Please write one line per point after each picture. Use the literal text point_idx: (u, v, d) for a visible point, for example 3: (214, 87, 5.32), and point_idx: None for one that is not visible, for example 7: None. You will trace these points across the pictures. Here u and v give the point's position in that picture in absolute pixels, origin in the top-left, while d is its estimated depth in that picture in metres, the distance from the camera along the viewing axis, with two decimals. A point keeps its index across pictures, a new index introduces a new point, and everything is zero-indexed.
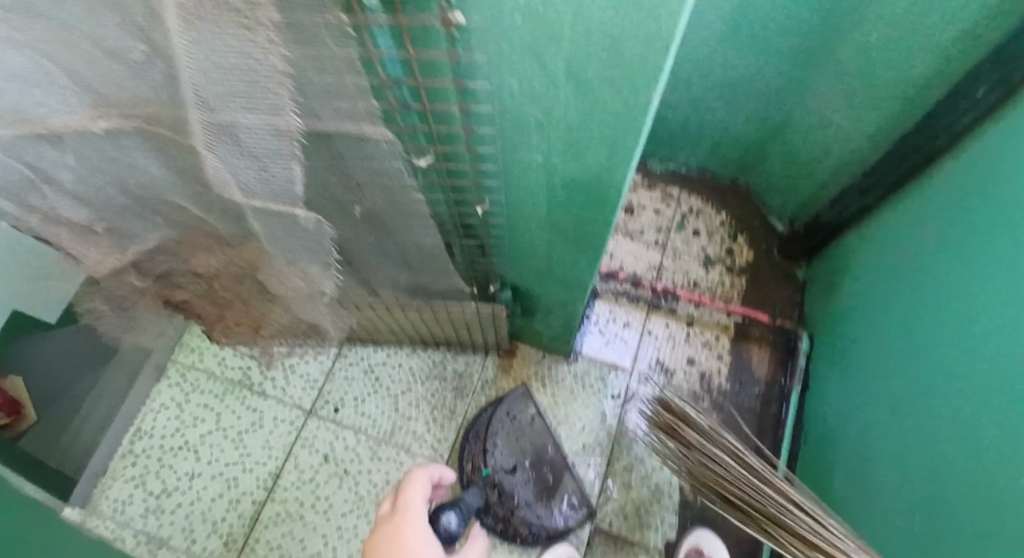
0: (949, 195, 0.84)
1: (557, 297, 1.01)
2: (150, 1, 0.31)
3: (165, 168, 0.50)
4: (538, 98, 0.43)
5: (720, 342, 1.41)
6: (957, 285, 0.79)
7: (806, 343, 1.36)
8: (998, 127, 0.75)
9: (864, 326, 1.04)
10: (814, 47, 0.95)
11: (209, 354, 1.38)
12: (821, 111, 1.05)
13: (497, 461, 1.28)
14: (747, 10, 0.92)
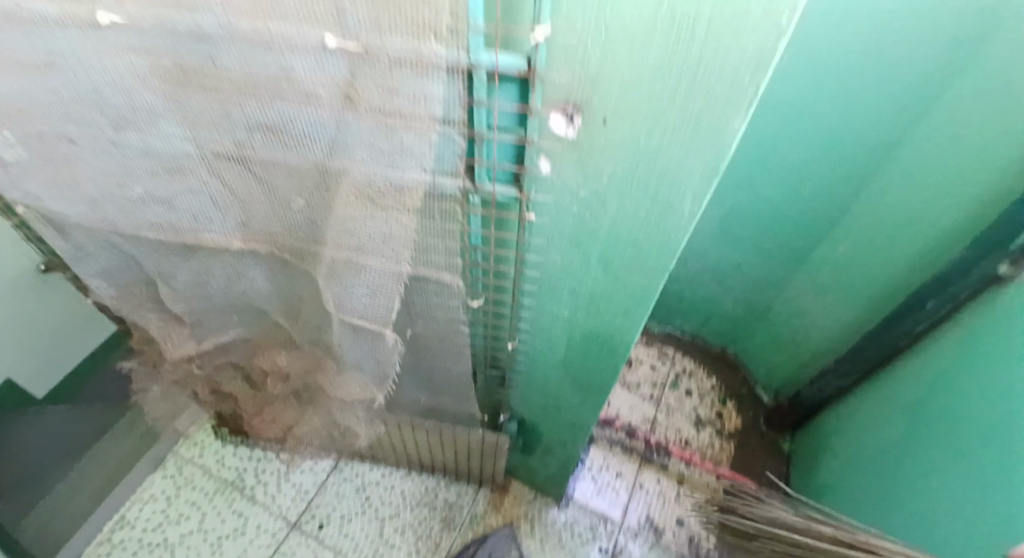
0: (913, 389, 0.94)
1: (557, 437, 1.08)
2: (327, 183, 0.45)
3: (268, 285, 0.62)
4: (571, 274, 0.56)
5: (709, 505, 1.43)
6: (923, 471, 0.86)
7: None
8: (950, 338, 0.88)
9: (844, 506, 1.08)
10: (795, 249, 1.13)
11: (210, 450, 1.39)
12: (800, 302, 1.21)
13: None
14: (740, 209, 1.11)
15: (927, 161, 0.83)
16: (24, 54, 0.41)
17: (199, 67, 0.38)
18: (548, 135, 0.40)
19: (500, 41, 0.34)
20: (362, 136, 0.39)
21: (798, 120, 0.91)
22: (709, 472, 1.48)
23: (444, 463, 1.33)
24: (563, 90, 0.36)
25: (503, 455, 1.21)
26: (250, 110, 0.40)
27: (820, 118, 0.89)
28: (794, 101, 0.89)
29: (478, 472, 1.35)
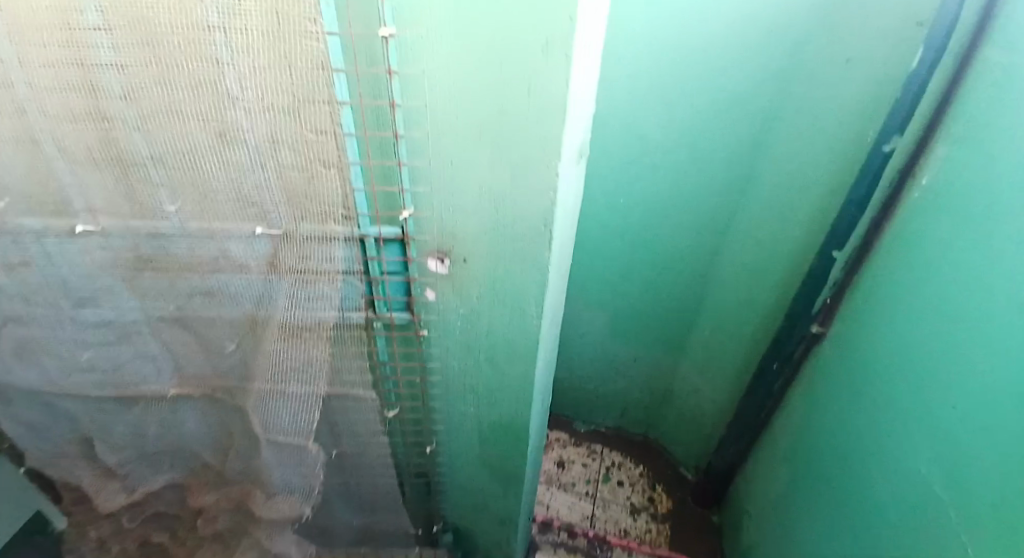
0: (781, 440, 1.09)
1: (492, 537, 1.13)
2: (257, 328, 0.56)
3: (201, 429, 0.68)
4: (470, 374, 0.68)
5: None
6: (798, 510, 0.98)
7: None
8: (793, 396, 1.04)
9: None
10: (673, 336, 1.32)
11: None
12: (692, 383, 1.37)
13: None
14: (618, 314, 1.30)
15: (738, 255, 1.07)
16: (2, 256, 0.51)
17: (154, 253, 0.50)
18: (427, 272, 0.55)
19: (381, 219, 0.49)
20: (284, 290, 0.52)
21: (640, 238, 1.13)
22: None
23: None
24: (432, 244, 0.52)
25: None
26: (194, 279, 0.52)
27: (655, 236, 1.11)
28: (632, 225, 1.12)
29: None
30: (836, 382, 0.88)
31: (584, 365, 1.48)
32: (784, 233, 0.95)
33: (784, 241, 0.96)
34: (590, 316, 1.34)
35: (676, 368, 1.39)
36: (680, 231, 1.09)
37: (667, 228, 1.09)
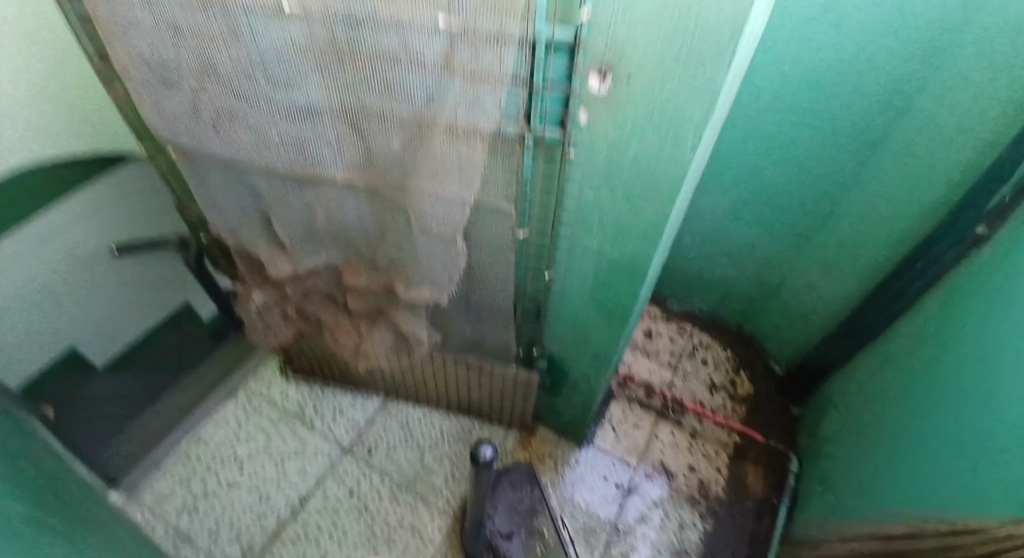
0: (909, 340, 1.05)
1: (583, 371, 1.23)
2: (421, 129, 0.60)
3: (359, 218, 0.77)
4: (604, 207, 0.70)
5: (720, 457, 1.57)
6: (913, 405, 0.98)
7: (796, 465, 1.49)
8: (940, 292, 1.00)
9: (846, 449, 1.21)
10: (808, 227, 1.25)
11: (275, 385, 1.76)
12: (813, 278, 1.33)
13: (497, 527, 1.43)
14: (752, 193, 1.26)
15: (918, 135, 0.97)
16: (208, 29, 0.58)
17: (344, 40, 0.54)
18: (587, 91, 0.55)
19: (558, 18, 0.49)
20: (455, 87, 0.54)
21: (809, 114, 1.06)
22: (721, 428, 1.61)
23: (483, 402, 1.51)
24: (598, 55, 0.51)
25: (534, 395, 1.37)
26: (373, 70, 0.56)
27: (828, 112, 1.04)
28: (805, 97, 1.04)
29: (509, 413, 1.54)
30: (1005, 284, 0.82)
31: (702, 244, 1.47)
32: (987, 104, 0.86)
33: (988, 114, 0.86)
34: (723, 194, 1.31)
35: (798, 264, 1.34)
36: (856, 107, 1.00)
37: (844, 101, 1.01)
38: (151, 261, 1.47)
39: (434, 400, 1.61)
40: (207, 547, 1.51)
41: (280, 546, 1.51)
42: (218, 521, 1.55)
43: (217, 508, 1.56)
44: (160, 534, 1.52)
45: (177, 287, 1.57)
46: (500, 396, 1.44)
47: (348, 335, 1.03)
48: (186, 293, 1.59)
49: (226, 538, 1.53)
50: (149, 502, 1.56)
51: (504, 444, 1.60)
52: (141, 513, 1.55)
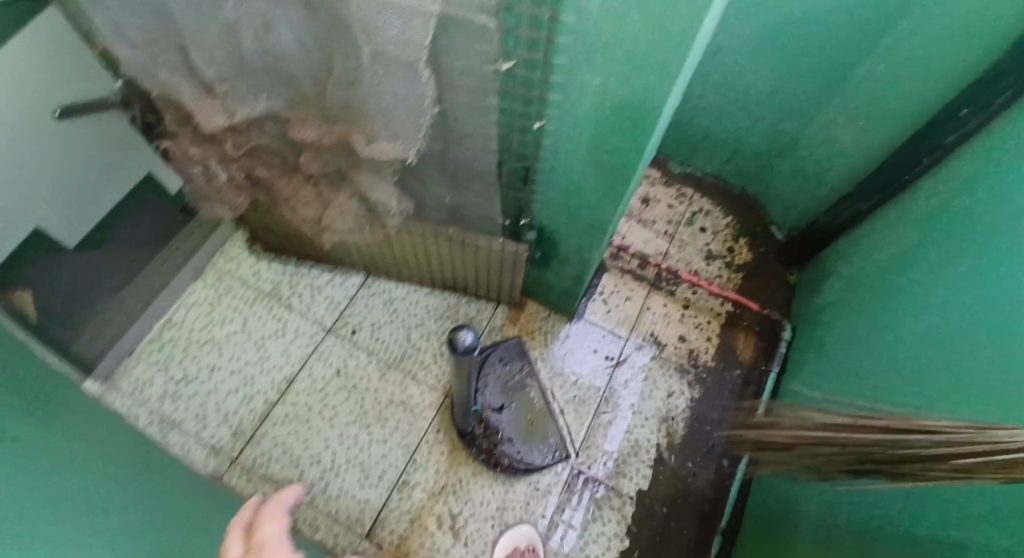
0: (950, 195, 0.94)
1: (576, 243, 1.12)
2: None
3: (297, 41, 0.65)
4: (613, 23, 0.56)
5: (712, 326, 1.52)
6: (950, 268, 0.89)
7: (789, 332, 1.47)
8: (987, 138, 0.88)
9: (850, 319, 1.15)
10: (841, 63, 1.12)
11: (245, 263, 1.64)
12: (836, 126, 1.23)
13: (486, 399, 1.43)
14: (781, 21, 1.11)
15: None
16: None
17: None
18: None
19: None
20: None
21: None
22: (715, 297, 1.55)
23: (468, 277, 1.42)
24: None
25: (522, 267, 1.27)
26: None
27: None
28: None
29: (496, 288, 1.45)
30: None
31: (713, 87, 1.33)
32: None
33: None
34: (744, 24, 1.16)
35: (826, 106, 1.22)
36: None
37: None
38: (100, 121, 1.30)
39: (416, 276, 1.51)
40: (195, 430, 1.49)
41: (271, 426, 1.50)
42: (203, 405, 1.52)
43: (200, 393, 1.53)
44: (145, 420, 1.49)
45: (137, 162, 1.44)
46: (485, 270, 1.34)
47: (307, 203, 0.95)
48: (144, 163, 1.45)
49: (214, 421, 1.51)
50: (127, 390, 1.51)
51: (491, 320, 1.54)
52: (119, 401, 1.50)
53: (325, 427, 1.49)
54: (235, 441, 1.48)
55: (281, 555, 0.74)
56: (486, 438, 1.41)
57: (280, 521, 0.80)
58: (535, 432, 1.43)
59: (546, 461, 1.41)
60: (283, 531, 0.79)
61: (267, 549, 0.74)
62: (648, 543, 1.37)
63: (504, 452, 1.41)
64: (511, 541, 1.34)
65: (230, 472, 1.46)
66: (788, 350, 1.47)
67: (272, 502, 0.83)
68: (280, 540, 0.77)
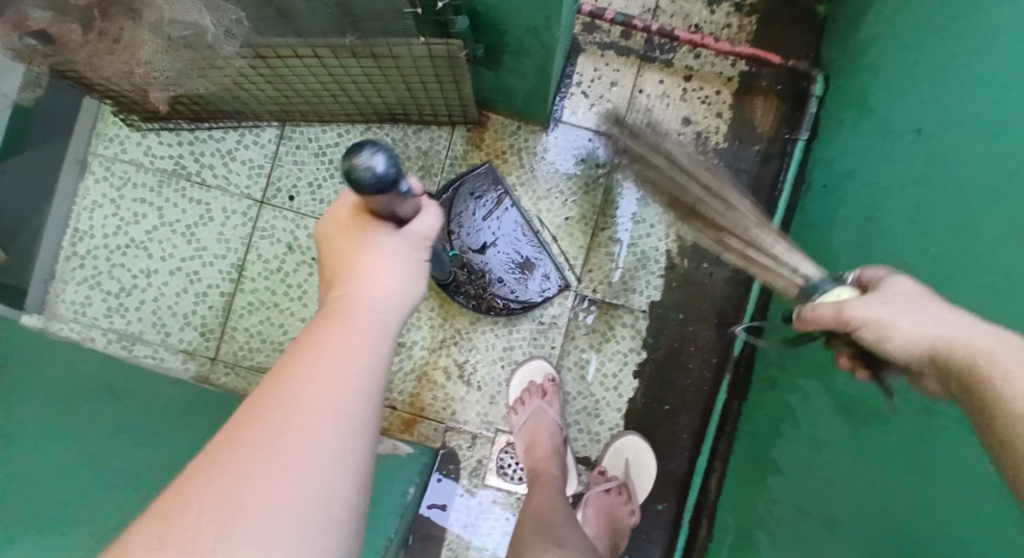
0: None
1: (526, 18, 0.78)
2: None
3: None
4: None
5: (721, 97, 1.22)
6: None
7: (820, 86, 1.14)
8: None
9: (919, 59, 0.85)
10: None
11: (133, 144, 1.32)
12: None
13: (464, 242, 1.22)
14: None
15: None
16: None
17: None
18: None
19: None
20: None
21: None
22: (724, 59, 1.22)
23: (403, 100, 1.09)
24: None
25: (463, 73, 0.94)
26: None
27: None
28: None
29: (444, 106, 1.13)
30: None
31: None
32: None
33: None
34: None
35: None
36: None
37: None
38: None
39: (342, 114, 1.18)
40: (160, 340, 1.31)
41: (240, 319, 1.31)
42: (155, 312, 1.32)
43: (148, 299, 1.32)
44: (103, 341, 1.31)
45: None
46: (419, 86, 1.02)
47: None
48: None
49: (176, 326, 1.32)
50: (68, 314, 1.31)
51: (451, 148, 1.25)
52: (67, 328, 1.31)
53: (299, 310, 1.30)
54: (205, 342, 1.31)
55: (378, 237, 0.57)
56: (473, 284, 1.22)
57: (358, 209, 0.58)
58: (530, 266, 1.23)
59: (544, 293, 1.23)
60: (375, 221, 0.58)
61: (355, 244, 0.57)
62: (666, 354, 1.25)
63: (496, 294, 1.23)
64: (526, 379, 1.23)
65: (214, 369, 1.31)
66: (819, 111, 1.15)
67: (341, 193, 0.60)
68: (372, 229, 0.57)
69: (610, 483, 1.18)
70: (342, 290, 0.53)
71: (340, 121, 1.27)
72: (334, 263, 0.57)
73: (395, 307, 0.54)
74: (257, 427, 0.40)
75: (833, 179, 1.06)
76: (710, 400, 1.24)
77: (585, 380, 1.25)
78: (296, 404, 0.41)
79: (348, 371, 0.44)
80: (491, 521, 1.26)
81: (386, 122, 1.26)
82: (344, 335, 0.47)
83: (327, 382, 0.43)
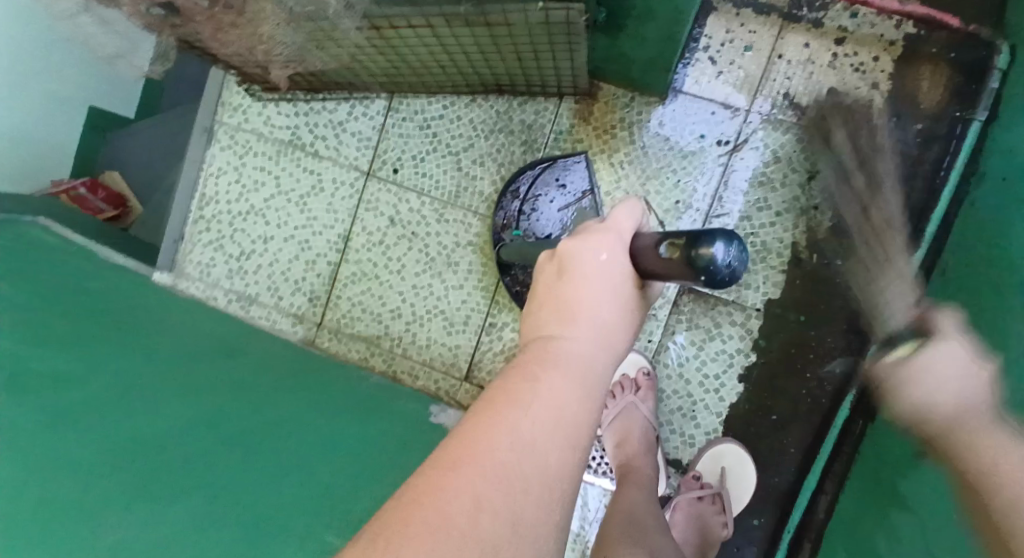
0: None
1: None
2: None
3: None
4: None
5: (879, 64, 1.06)
6: None
7: (1004, 58, 0.96)
8: None
9: None
10: None
11: (253, 113, 1.37)
12: None
13: (534, 226, 1.18)
14: None
15: None
16: None
17: None
18: None
19: None
20: None
21: None
22: (886, 19, 1.05)
23: (513, 71, 1.04)
24: None
25: (581, 41, 0.87)
26: None
27: None
28: None
29: (555, 77, 1.06)
30: None
31: None
32: None
33: None
34: None
35: None
36: None
37: None
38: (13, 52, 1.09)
39: (449, 85, 1.15)
40: (272, 304, 1.38)
41: (344, 289, 1.34)
42: (270, 277, 1.38)
43: (263, 264, 1.38)
44: (224, 301, 1.39)
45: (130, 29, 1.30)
46: (530, 56, 0.95)
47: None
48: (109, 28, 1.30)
49: (287, 291, 1.37)
50: (194, 273, 1.40)
51: (557, 122, 1.18)
52: (193, 287, 1.40)
53: (398, 283, 1.31)
54: (313, 309, 1.36)
55: (620, 291, 0.44)
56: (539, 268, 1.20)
57: (613, 255, 0.44)
58: None
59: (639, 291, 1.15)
60: (632, 273, 0.44)
61: (592, 283, 0.44)
62: (779, 358, 1.14)
63: None
64: (618, 372, 1.18)
65: (319, 335, 1.36)
66: (1001, 87, 0.97)
67: (603, 217, 0.46)
68: (620, 277, 0.44)
69: (704, 491, 1.12)
70: (561, 328, 0.42)
71: (446, 93, 1.24)
72: (560, 290, 0.44)
73: (617, 344, 0.44)
74: (454, 479, 0.30)
75: (1018, 169, 0.88)
76: (827, 413, 1.13)
77: (683, 379, 1.18)
78: (505, 463, 0.31)
79: (565, 446, 0.35)
80: (573, 510, 1.23)
81: (491, 93, 1.21)
82: (566, 397, 0.37)
83: (540, 458, 0.33)
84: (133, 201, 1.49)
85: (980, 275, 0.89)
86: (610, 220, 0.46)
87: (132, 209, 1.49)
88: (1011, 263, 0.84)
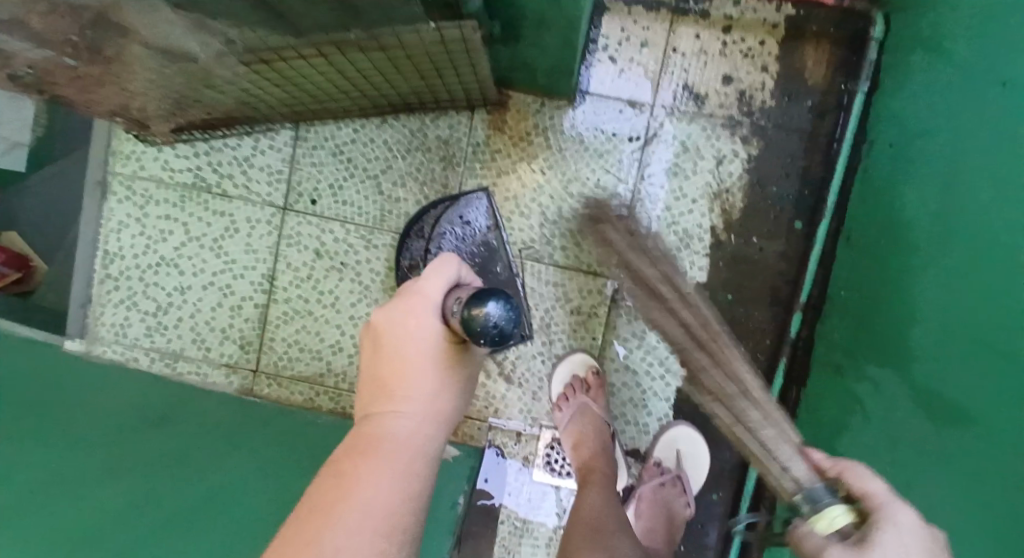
0: None
1: None
2: None
3: None
4: None
5: (766, 48, 1.10)
6: None
7: (879, 29, 1.01)
8: None
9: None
10: None
11: (151, 161, 1.30)
12: None
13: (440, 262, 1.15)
14: None
15: None
16: None
17: None
18: None
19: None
20: None
21: None
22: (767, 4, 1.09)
23: (417, 90, 1.03)
24: None
25: (478, 55, 0.87)
26: None
27: None
28: None
29: (462, 90, 1.06)
30: None
31: None
32: None
33: None
34: None
35: None
36: None
37: None
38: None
39: (356, 108, 1.12)
40: (201, 357, 1.30)
41: (276, 330, 1.29)
42: (195, 330, 1.31)
43: (184, 317, 1.31)
44: (147, 362, 1.30)
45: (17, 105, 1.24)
46: (432, 73, 0.95)
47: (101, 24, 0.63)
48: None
49: (215, 341, 1.31)
50: (109, 336, 1.31)
51: (471, 134, 1.18)
52: (109, 352, 1.31)
53: (332, 315, 1.27)
54: (245, 356, 1.30)
55: (433, 355, 0.55)
56: None
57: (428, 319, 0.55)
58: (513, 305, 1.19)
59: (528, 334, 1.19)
60: (445, 335, 0.55)
61: (411, 354, 0.55)
62: (714, 336, 1.18)
63: None
64: (569, 373, 1.18)
65: (256, 382, 1.30)
66: (880, 57, 1.03)
67: (419, 279, 0.56)
68: (432, 338, 0.55)
69: (664, 477, 1.13)
70: (389, 403, 0.54)
71: (354, 117, 1.21)
72: (382, 361, 0.55)
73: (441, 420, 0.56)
74: None
75: (901, 135, 0.95)
76: (763, 384, 1.18)
77: (630, 369, 1.20)
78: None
79: (385, 532, 0.47)
80: (542, 517, 1.23)
81: (400, 113, 1.19)
82: (382, 485, 0.48)
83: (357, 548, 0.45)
84: (37, 259, 1.36)
85: (881, 239, 0.95)
86: (424, 284, 0.56)
87: (36, 267, 1.36)
88: (905, 223, 0.90)
